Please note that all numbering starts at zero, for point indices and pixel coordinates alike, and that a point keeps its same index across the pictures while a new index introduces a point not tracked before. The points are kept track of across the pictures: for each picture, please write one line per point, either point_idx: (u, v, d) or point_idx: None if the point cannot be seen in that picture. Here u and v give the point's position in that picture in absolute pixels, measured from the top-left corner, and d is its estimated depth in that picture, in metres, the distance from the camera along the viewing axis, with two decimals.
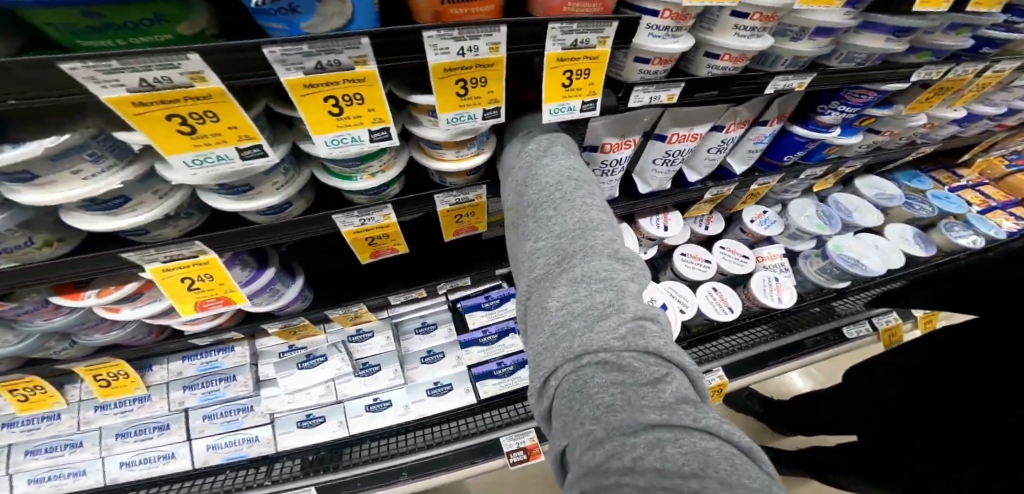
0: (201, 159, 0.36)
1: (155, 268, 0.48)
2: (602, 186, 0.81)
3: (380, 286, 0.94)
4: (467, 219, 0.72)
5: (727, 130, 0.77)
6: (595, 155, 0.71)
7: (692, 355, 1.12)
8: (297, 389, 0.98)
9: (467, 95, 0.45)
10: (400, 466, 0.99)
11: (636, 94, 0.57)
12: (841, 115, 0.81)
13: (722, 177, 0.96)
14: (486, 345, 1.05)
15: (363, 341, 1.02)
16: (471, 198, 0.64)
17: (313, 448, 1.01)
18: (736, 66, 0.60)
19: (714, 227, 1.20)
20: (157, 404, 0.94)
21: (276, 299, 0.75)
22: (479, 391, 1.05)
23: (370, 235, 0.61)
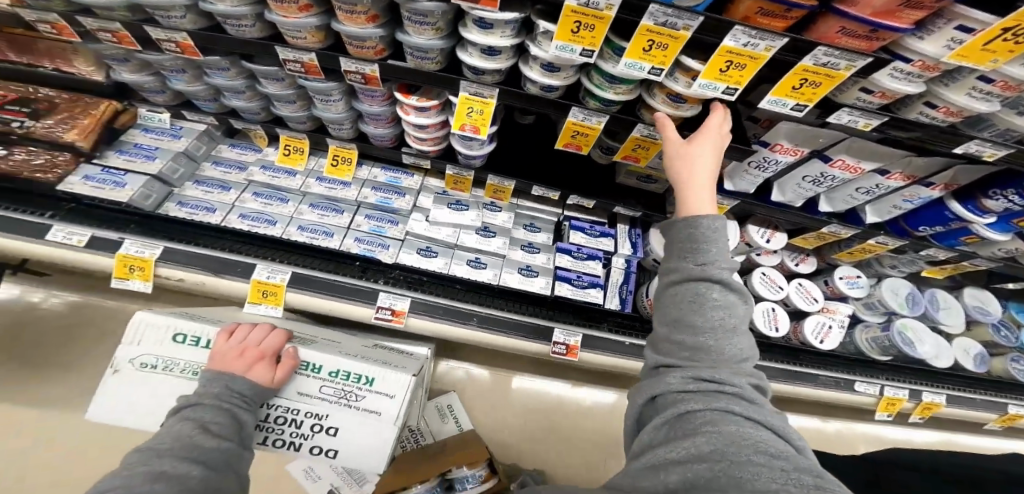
0: (565, 47, 0.68)
1: (463, 97, 0.85)
2: (751, 175, 0.99)
3: (534, 177, 1.20)
4: (639, 152, 0.99)
5: (885, 177, 0.90)
6: (764, 149, 0.90)
7: None
8: (436, 222, 1.22)
9: (726, 72, 0.68)
10: (475, 313, 1.17)
11: (841, 113, 0.74)
12: (1007, 205, 0.88)
13: (848, 221, 1.10)
14: (576, 258, 1.24)
15: (493, 211, 1.28)
16: (658, 138, 0.91)
17: (418, 272, 1.20)
18: (946, 119, 0.71)
19: (804, 266, 1.34)
20: (353, 191, 1.24)
21: (473, 150, 1.09)
22: (554, 288, 1.20)
23: (579, 130, 0.92)
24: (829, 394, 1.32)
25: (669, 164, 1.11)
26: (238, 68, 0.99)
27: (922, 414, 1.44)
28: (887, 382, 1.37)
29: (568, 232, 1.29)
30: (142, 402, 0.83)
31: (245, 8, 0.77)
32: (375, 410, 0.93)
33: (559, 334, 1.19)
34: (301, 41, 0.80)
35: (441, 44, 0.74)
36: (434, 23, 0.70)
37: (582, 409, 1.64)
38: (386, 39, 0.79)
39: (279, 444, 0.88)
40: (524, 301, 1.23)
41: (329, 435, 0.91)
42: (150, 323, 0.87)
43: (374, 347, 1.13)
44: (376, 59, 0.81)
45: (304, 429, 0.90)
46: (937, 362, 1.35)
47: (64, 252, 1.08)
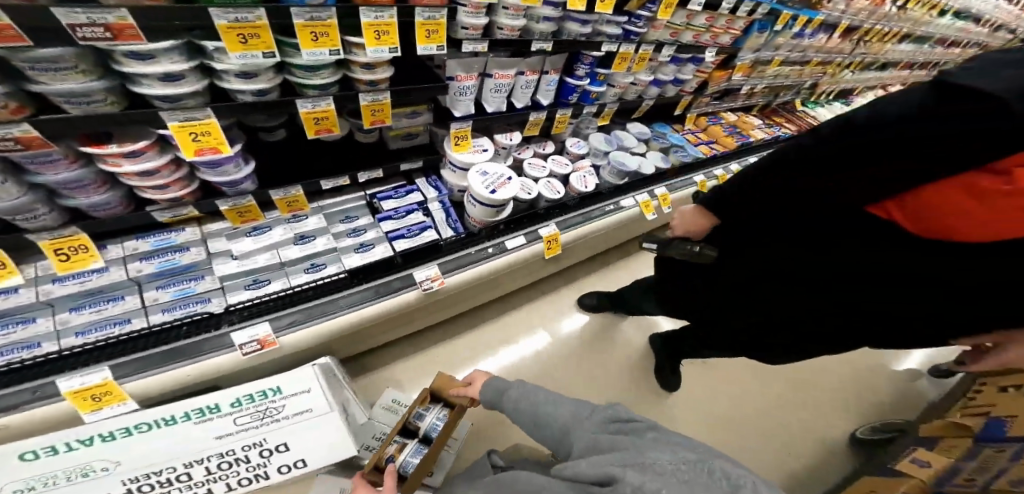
0: (251, 56, 0.88)
1: (175, 126, 0.92)
2: (461, 102, 1.40)
3: (310, 175, 1.33)
4: (379, 116, 1.24)
5: (527, 72, 1.46)
6: (453, 81, 1.33)
7: (537, 219, 1.70)
8: (246, 253, 1.20)
9: (380, 40, 1.02)
10: (339, 300, 1.27)
11: (465, 44, 1.20)
12: (585, 68, 1.60)
13: (536, 109, 1.62)
14: (398, 218, 1.43)
15: (299, 221, 1.33)
16: (382, 99, 1.19)
17: (259, 303, 1.17)
18: (514, 34, 1.26)
19: (548, 147, 1.81)
20: (116, 273, 1.05)
21: (233, 175, 1.15)
22: (395, 247, 1.37)
23: (318, 116, 1.12)
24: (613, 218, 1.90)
25: (414, 120, 1.43)
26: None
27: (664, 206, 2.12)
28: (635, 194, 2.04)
29: (378, 203, 1.46)
30: (109, 481, 1.03)
31: None
32: (303, 411, 1.16)
33: (420, 274, 1.39)
34: None
35: (99, 84, 0.81)
36: (74, 66, 0.76)
37: (492, 351, 1.83)
38: (20, 96, 0.75)
39: None
40: (379, 272, 1.35)
41: (281, 453, 1.17)
42: None
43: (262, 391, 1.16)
44: (18, 118, 0.76)
45: (256, 460, 1.17)
46: (643, 166, 1.99)
47: None
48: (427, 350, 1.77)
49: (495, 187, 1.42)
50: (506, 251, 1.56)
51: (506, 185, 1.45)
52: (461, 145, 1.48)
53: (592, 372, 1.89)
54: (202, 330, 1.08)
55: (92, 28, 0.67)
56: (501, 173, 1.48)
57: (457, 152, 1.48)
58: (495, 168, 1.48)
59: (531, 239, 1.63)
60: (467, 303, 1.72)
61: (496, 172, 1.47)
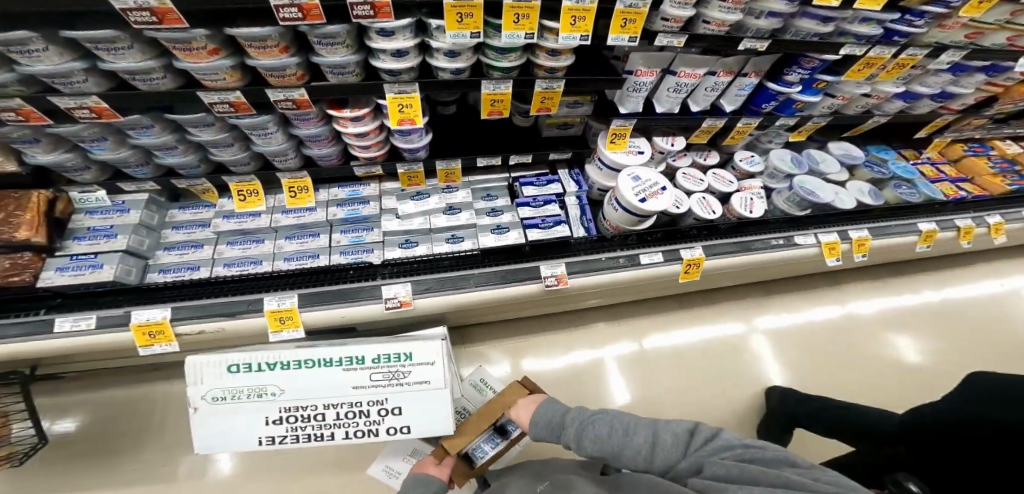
0: (457, 36, 0.90)
1: (390, 97, 1.04)
2: (630, 99, 1.27)
3: (471, 152, 1.42)
4: (547, 102, 1.20)
5: (719, 75, 1.26)
6: (632, 77, 1.19)
7: (678, 238, 1.53)
8: (406, 215, 1.39)
9: (576, 25, 0.94)
10: (468, 276, 1.37)
11: (660, 37, 1.04)
12: (800, 75, 1.32)
13: (716, 115, 1.43)
14: (536, 207, 1.45)
15: (451, 193, 1.46)
16: (555, 87, 1.13)
17: (408, 261, 1.36)
18: (721, 30, 1.06)
19: (711, 158, 1.64)
20: (321, 213, 1.37)
21: (415, 144, 1.28)
22: (527, 235, 1.40)
23: (495, 98, 1.13)
24: (779, 253, 1.60)
25: (573, 110, 1.40)
26: (162, 124, 1.09)
27: (861, 252, 1.74)
28: (817, 231, 1.67)
29: (520, 188, 1.50)
30: (235, 421, 0.93)
31: (151, 60, 0.88)
32: (423, 380, 0.97)
33: (545, 271, 1.40)
34: (219, 82, 0.95)
35: (353, 59, 0.95)
36: (343, 41, 0.90)
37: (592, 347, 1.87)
38: (302, 65, 0.97)
39: (360, 435, 0.97)
40: (508, 258, 1.42)
41: (396, 415, 0.97)
42: (204, 362, 0.91)
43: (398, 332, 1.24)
44: (298, 84, 1.00)
45: (374, 415, 0.97)
46: (841, 203, 1.67)
47: (79, 339, 1.14)
48: (528, 335, 1.87)
49: (646, 196, 1.28)
50: (637, 265, 1.45)
51: (657, 198, 1.29)
52: (616, 146, 1.38)
53: (677, 399, 1.78)
54: (358, 279, 1.31)
55: (362, 6, 0.79)
56: (656, 181, 1.32)
57: (612, 151, 1.38)
58: (651, 175, 1.34)
59: (668, 259, 1.48)
60: (569, 304, 1.74)
61: (651, 180, 1.32)
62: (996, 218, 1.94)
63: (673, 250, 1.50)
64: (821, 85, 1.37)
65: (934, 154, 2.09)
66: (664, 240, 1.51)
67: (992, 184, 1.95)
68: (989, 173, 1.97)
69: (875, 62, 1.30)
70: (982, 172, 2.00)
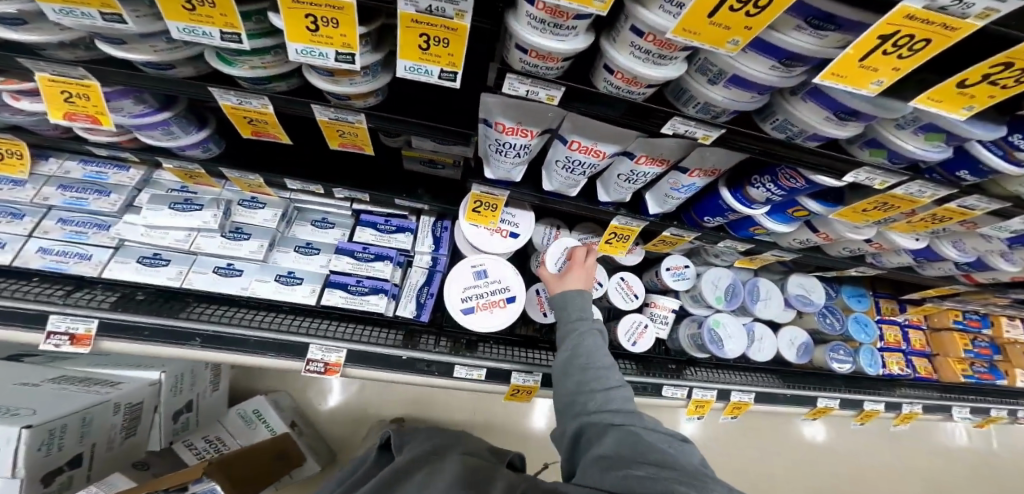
0: (67, 10, 0.51)
1: (42, 78, 0.68)
2: (497, 162, 0.83)
3: (281, 167, 0.98)
4: (353, 138, 0.79)
5: (636, 162, 0.78)
6: (490, 129, 0.75)
7: (521, 353, 1.15)
8: (157, 225, 0.97)
9: (317, 32, 0.51)
10: (198, 331, 0.91)
11: (510, 81, 0.58)
12: (768, 195, 0.80)
13: (640, 212, 0.96)
14: (359, 261, 1.04)
15: (252, 208, 1.05)
16: (351, 121, 0.74)
17: (135, 286, 0.94)
18: (632, 90, 0.58)
19: (629, 259, 1.20)
20: (27, 192, 0.96)
21: (172, 139, 0.85)
22: (322, 297, 1.01)
23: (249, 114, 0.74)
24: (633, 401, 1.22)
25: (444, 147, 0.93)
26: None
27: (735, 413, 1.37)
28: (695, 382, 1.28)
29: (358, 229, 1.09)
30: None
31: None
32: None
33: (313, 351, 0.96)
34: None
35: None
36: None
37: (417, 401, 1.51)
38: None
39: None
40: (279, 311, 1.00)
41: None
42: None
43: (27, 384, 0.80)
44: None
45: None
46: (755, 355, 1.33)
47: None
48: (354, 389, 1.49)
49: (474, 303, 0.95)
50: (446, 377, 1.04)
51: (501, 311, 0.96)
52: (479, 220, 0.97)
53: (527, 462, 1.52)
54: (31, 296, 0.86)
55: None
56: (506, 289, 0.96)
57: (472, 223, 0.97)
58: (503, 275, 0.97)
59: (490, 378, 1.08)
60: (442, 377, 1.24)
61: (499, 282, 0.97)
62: (913, 407, 1.56)
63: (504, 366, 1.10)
64: (799, 214, 0.86)
65: (915, 317, 1.68)
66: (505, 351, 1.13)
67: (948, 370, 1.60)
68: (956, 357, 1.61)
69: (901, 204, 0.78)
70: (950, 352, 1.62)
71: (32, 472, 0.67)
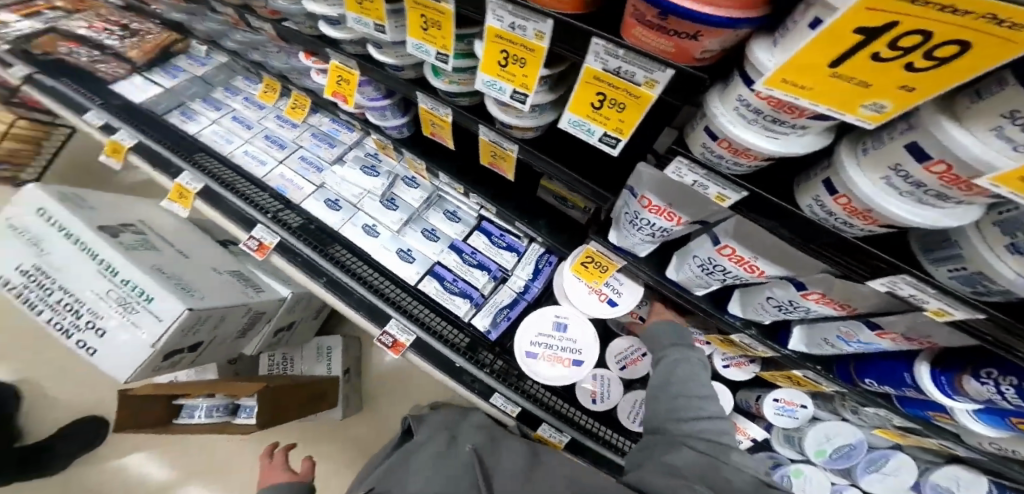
0: (355, 19, 0.67)
1: (334, 64, 0.87)
2: (628, 232, 0.74)
3: (440, 159, 1.05)
4: (500, 160, 0.84)
5: (805, 295, 0.60)
6: (631, 197, 0.67)
7: (564, 409, 1.06)
8: (349, 179, 1.14)
9: (505, 67, 0.52)
10: (326, 272, 1.04)
11: (679, 165, 0.51)
12: (993, 398, 0.55)
13: (776, 341, 0.77)
14: (464, 261, 1.07)
15: (408, 186, 1.15)
16: (505, 148, 0.76)
17: (315, 220, 1.10)
18: (857, 224, 0.43)
19: (735, 373, 1.01)
20: (292, 133, 1.21)
21: (383, 119, 0.99)
22: (422, 282, 1.05)
23: (434, 119, 0.84)
24: None
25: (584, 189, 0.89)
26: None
27: None
28: None
29: (476, 233, 1.11)
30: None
31: None
32: (135, 330, 0.77)
33: (392, 325, 1.02)
34: None
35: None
36: None
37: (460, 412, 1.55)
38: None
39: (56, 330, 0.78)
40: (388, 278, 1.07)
41: (95, 337, 0.77)
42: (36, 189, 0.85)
43: (217, 270, 0.98)
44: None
45: (79, 321, 0.77)
46: None
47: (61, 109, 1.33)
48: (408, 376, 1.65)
49: (541, 351, 0.89)
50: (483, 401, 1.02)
51: (563, 370, 0.89)
52: (583, 274, 0.89)
53: None
54: (251, 200, 1.08)
55: None
56: (575, 349, 0.89)
57: (575, 275, 0.90)
58: (581, 336, 0.89)
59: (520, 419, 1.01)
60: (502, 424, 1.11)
61: (574, 341, 0.89)
62: None
63: (541, 412, 1.02)
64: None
65: None
66: (545, 396, 1.06)
67: None
68: None
69: None
70: None
71: (167, 346, 0.78)
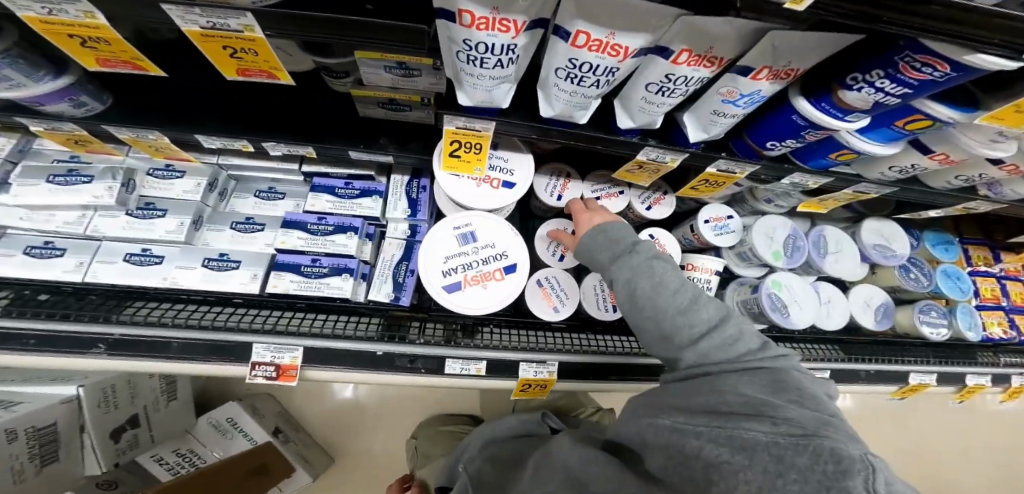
0: None
1: None
2: (471, 77, 0.58)
3: (198, 120, 0.74)
4: (249, 58, 0.53)
5: (674, 62, 0.49)
6: (452, 25, 0.50)
7: (517, 337, 0.88)
8: (34, 204, 0.76)
9: None
10: (102, 335, 0.68)
11: None
12: (872, 98, 0.52)
13: (676, 144, 0.70)
14: (310, 235, 0.80)
15: (167, 179, 0.81)
16: (236, 28, 0.45)
17: (27, 283, 0.74)
18: None
19: (658, 211, 0.94)
20: None
21: (20, 88, 0.57)
22: (267, 283, 0.78)
23: (70, 31, 0.45)
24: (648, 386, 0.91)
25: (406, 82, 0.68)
26: None
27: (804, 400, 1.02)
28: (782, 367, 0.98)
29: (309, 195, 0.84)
30: None
31: None
32: None
33: (259, 352, 0.72)
34: None
35: None
36: None
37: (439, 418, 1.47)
38: None
39: None
40: (221, 305, 0.78)
41: None
42: None
43: None
44: None
45: None
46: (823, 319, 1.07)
47: None
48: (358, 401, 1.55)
49: (461, 277, 0.73)
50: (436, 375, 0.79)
51: (500, 285, 0.74)
52: (459, 167, 0.72)
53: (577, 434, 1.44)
54: None
55: None
56: (504, 255, 0.75)
57: (452, 172, 0.73)
58: (497, 236, 0.76)
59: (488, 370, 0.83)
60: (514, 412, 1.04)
61: (492, 246, 0.75)
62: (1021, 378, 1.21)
63: (512, 357, 0.84)
64: (908, 126, 0.58)
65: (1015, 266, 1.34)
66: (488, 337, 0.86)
67: None
68: None
69: None
70: None
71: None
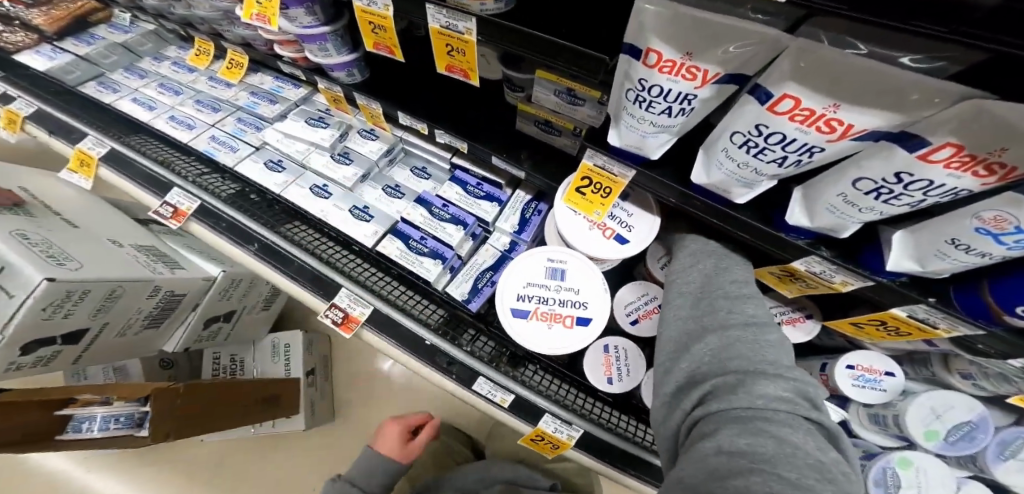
0: None
1: None
2: (629, 116, 0.55)
3: (400, 93, 0.82)
4: (456, 56, 0.60)
5: (924, 158, 0.36)
6: (634, 63, 0.47)
7: (559, 393, 0.87)
8: (290, 133, 0.93)
9: None
10: (259, 237, 0.85)
11: None
12: None
13: (861, 265, 0.55)
14: (433, 217, 0.85)
15: (365, 139, 0.93)
16: (461, 30, 0.54)
17: (252, 184, 0.93)
18: None
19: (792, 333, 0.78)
20: (230, 93, 1.04)
21: (326, 56, 0.74)
22: (381, 243, 0.84)
23: (372, 19, 0.60)
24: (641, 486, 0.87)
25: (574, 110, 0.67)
26: None
27: None
28: None
29: (448, 183, 0.89)
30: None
31: None
32: None
33: (341, 296, 0.82)
34: None
35: None
36: None
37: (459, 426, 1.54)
38: None
39: None
40: (346, 249, 0.88)
41: None
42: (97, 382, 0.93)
43: (116, 243, 0.81)
44: None
45: None
46: None
47: None
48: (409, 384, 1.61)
49: (531, 308, 0.69)
50: (463, 387, 0.82)
51: (565, 332, 0.68)
52: (581, 205, 0.70)
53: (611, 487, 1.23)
54: (139, 149, 0.94)
55: None
56: (586, 301, 0.69)
57: (569, 206, 0.71)
58: (585, 284, 0.70)
59: (513, 409, 0.83)
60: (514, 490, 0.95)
61: (574, 293, 0.70)
62: None
63: (540, 403, 0.84)
64: None
65: None
66: (535, 379, 0.87)
67: None
68: None
69: None
70: None
71: (20, 332, 0.63)
